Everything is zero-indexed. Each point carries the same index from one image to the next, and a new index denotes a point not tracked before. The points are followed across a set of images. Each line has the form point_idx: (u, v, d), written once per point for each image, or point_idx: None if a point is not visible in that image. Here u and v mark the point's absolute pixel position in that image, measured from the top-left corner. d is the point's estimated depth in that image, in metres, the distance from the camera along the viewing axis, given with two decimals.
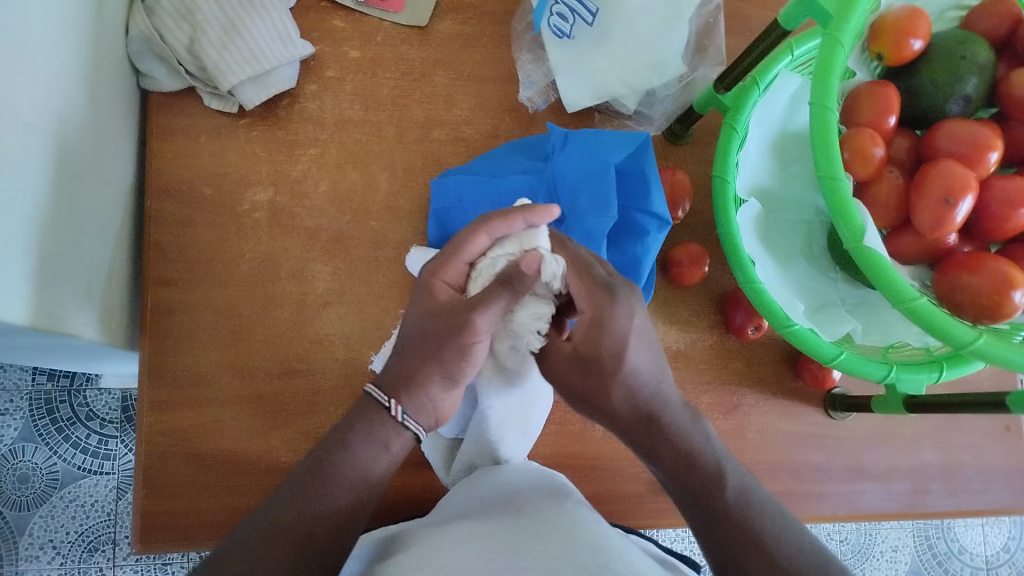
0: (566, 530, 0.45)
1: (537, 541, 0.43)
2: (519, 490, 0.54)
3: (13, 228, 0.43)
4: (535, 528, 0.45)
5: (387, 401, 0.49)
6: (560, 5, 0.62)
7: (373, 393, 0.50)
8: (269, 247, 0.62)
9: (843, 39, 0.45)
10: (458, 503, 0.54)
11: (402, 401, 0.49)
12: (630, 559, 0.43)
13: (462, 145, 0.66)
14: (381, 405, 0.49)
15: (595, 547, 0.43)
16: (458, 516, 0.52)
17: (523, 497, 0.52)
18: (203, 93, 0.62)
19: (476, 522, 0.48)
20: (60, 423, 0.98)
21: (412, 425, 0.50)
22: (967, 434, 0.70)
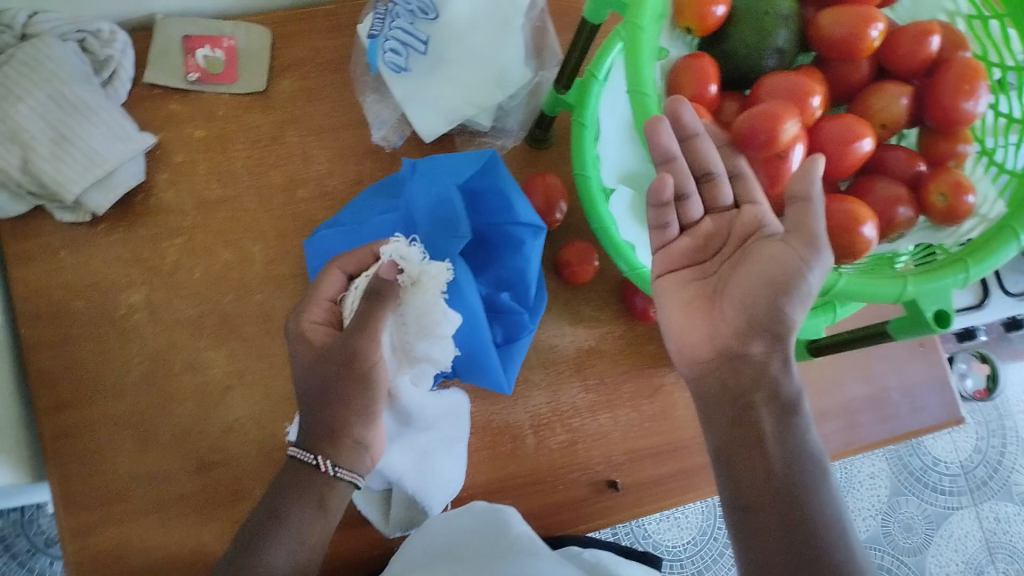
0: (499, 570, 0.49)
1: None
2: (457, 539, 0.56)
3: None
4: (472, 573, 0.49)
5: (314, 458, 0.51)
6: (391, 40, 0.62)
7: (298, 454, 0.51)
8: (157, 345, 0.61)
9: (643, 23, 0.46)
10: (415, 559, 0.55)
11: (329, 454, 0.50)
12: None
13: (329, 198, 0.66)
14: (309, 463, 0.51)
15: None
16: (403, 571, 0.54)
17: (464, 545, 0.55)
18: (52, 209, 0.61)
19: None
20: (20, 558, 0.95)
21: (345, 474, 0.51)
22: (886, 360, 0.71)
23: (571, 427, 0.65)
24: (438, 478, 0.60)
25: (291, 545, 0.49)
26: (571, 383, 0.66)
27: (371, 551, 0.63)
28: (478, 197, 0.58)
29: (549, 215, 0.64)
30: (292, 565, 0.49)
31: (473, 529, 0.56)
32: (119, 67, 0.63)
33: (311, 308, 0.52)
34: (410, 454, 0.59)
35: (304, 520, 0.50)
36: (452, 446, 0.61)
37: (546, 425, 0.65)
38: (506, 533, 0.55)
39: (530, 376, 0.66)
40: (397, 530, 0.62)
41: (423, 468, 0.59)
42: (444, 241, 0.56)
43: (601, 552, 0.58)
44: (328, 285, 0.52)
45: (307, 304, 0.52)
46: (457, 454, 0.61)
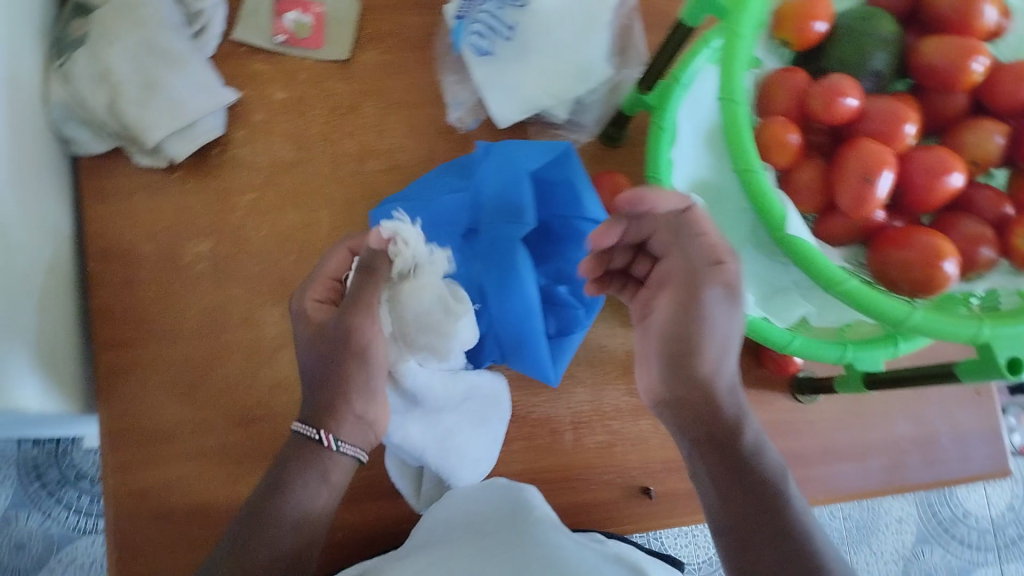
0: (522, 549, 0.47)
1: (495, 560, 0.45)
2: (480, 516, 0.55)
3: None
4: (494, 550, 0.47)
5: (316, 433, 0.49)
6: (478, 23, 0.63)
7: (301, 429, 0.49)
8: (217, 297, 0.62)
9: (743, 31, 0.45)
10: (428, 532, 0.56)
11: (333, 429, 0.49)
12: (583, 566, 0.45)
13: (398, 173, 0.66)
14: (312, 439, 0.49)
15: (551, 560, 0.45)
16: (422, 547, 0.52)
17: (484, 523, 0.53)
18: (133, 152, 0.62)
19: (438, 556, 0.48)
20: (50, 487, 0.98)
21: (348, 449, 0.50)
22: (939, 403, 0.70)
23: (610, 429, 0.66)
24: (465, 452, 0.60)
25: (296, 515, 0.48)
26: (617, 387, 0.66)
27: (400, 524, 0.64)
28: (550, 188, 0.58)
29: (614, 216, 0.64)
30: (297, 536, 0.47)
31: (494, 506, 0.55)
32: (209, 21, 0.64)
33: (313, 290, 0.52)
34: (431, 433, 0.59)
35: (311, 491, 0.48)
36: (481, 423, 0.61)
37: (585, 423, 0.65)
38: (527, 516, 0.53)
39: (576, 373, 0.66)
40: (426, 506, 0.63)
41: (450, 441, 0.60)
42: (508, 225, 0.56)
43: (622, 544, 0.57)
44: (335, 261, 0.52)
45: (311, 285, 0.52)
46: (486, 431, 0.62)
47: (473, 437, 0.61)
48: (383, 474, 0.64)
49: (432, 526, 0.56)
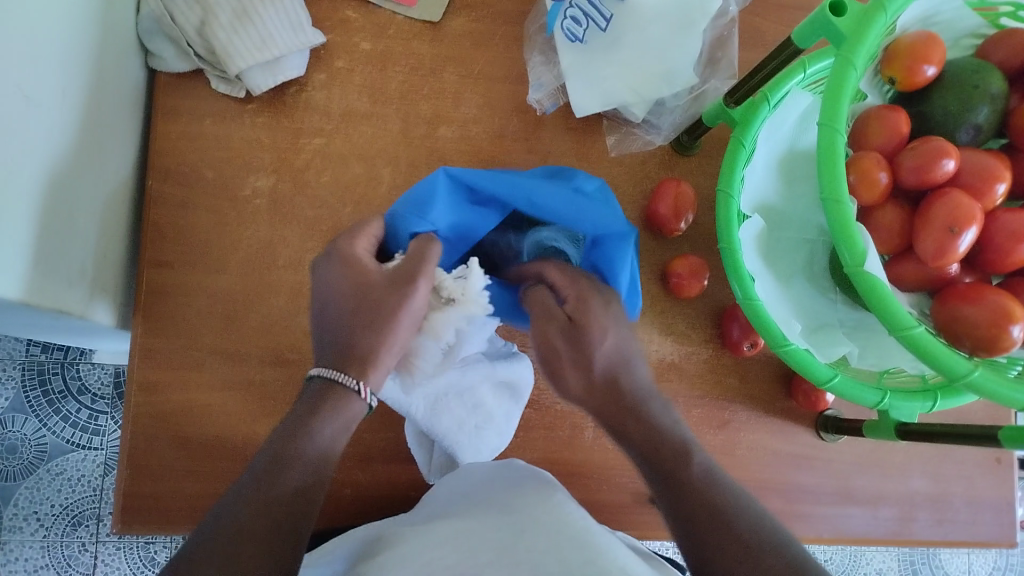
0: (550, 526, 0.45)
1: (521, 536, 0.43)
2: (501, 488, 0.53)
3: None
4: (519, 525, 0.45)
5: (356, 383, 0.44)
6: (574, 9, 0.62)
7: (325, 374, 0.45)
8: (268, 235, 0.62)
9: (856, 61, 0.44)
10: (442, 502, 0.54)
11: (371, 381, 0.45)
12: (616, 555, 0.43)
13: (467, 143, 0.66)
14: (348, 389, 0.44)
15: (580, 543, 0.43)
16: (442, 516, 0.51)
17: (507, 494, 0.51)
18: (211, 76, 0.62)
19: (457, 521, 0.48)
20: (51, 396, 0.98)
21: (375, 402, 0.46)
22: (958, 464, 0.70)
23: None
24: (470, 421, 0.58)
25: (309, 465, 0.43)
26: None
27: (407, 491, 0.63)
28: (572, 199, 0.51)
29: (673, 224, 0.64)
30: (307, 480, 0.43)
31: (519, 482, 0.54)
32: None
33: (343, 240, 0.47)
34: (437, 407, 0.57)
35: (324, 439, 0.44)
36: (488, 391, 0.58)
37: None
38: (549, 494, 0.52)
39: None
40: (434, 477, 0.62)
41: (449, 410, 0.57)
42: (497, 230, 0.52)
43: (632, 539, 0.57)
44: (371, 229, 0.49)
45: (348, 234, 0.48)
46: (493, 399, 0.59)
47: (481, 405, 0.58)
48: (401, 439, 0.63)
49: (447, 496, 0.55)
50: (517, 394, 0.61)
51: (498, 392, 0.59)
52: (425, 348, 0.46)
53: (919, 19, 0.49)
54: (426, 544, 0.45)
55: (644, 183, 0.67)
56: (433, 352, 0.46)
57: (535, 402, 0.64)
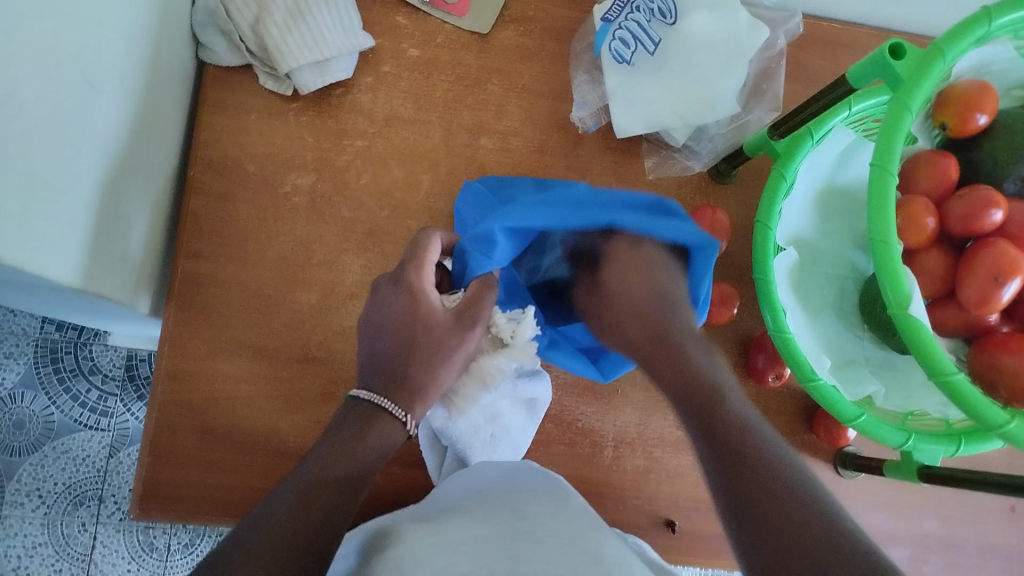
0: (565, 538, 0.44)
1: (538, 548, 0.43)
2: (519, 485, 0.52)
3: (51, 180, 0.43)
4: (535, 535, 0.45)
5: (402, 414, 0.48)
6: (623, 31, 0.63)
7: (364, 395, 0.49)
8: (305, 232, 0.62)
9: (912, 104, 0.45)
10: (454, 498, 0.54)
11: (417, 412, 0.49)
12: (629, 567, 0.43)
13: (507, 155, 0.66)
14: (395, 418, 0.48)
15: (596, 555, 0.43)
16: (453, 514, 0.51)
17: (520, 499, 0.50)
18: (260, 72, 0.63)
19: (470, 524, 0.47)
20: (62, 374, 0.98)
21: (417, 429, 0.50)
22: (972, 509, 0.70)
23: (650, 455, 0.65)
24: (485, 430, 0.58)
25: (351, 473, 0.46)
26: (665, 416, 0.66)
27: (423, 497, 0.63)
28: (641, 223, 0.54)
29: None
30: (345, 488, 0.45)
31: (534, 488, 0.53)
32: None
33: (413, 273, 0.51)
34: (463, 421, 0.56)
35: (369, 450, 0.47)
36: (508, 403, 0.58)
37: (628, 444, 0.65)
38: (566, 503, 0.51)
39: (630, 393, 0.66)
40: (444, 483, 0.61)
41: (470, 418, 0.56)
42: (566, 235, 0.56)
43: (640, 542, 0.57)
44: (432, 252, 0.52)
45: (415, 264, 0.51)
46: (511, 409, 0.59)
47: (499, 415, 0.58)
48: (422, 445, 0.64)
49: (452, 498, 0.54)
50: (532, 409, 0.61)
51: (517, 403, 0.59)
52: (469, 389, 0.51)
53: (973, 68, 0.49)
54: (439, 545, 0.44)
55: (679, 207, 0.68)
56: (476, 392, 0.52)
57: (557, 417, 0.64)
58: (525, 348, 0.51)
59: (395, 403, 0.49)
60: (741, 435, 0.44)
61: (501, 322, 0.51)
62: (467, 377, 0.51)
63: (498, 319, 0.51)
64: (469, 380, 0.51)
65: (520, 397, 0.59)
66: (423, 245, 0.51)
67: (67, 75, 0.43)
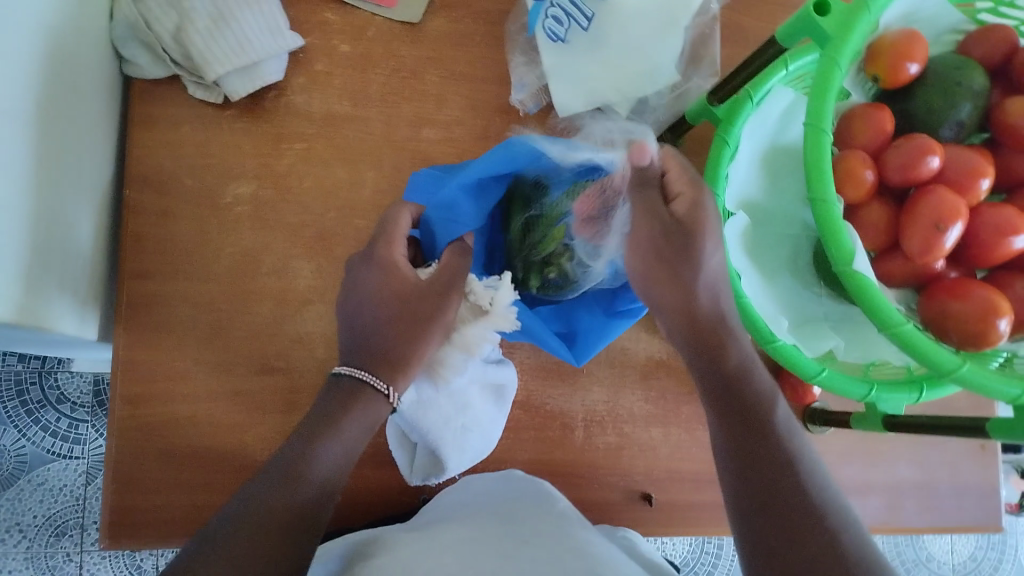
0: (554, 537, 0.45)
1: (525, 546, 0.43)
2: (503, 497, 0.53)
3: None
4: (523, 534, 0.45)
5: (385, 387, 0.48)
6: (555, 9, 0.62)
7: (350, 372, 0.48)
8: (252, 242, 0.61)
9: (840, 60, 0.44)
10: (440, 509, 0.55)
11: (399, 387, 0.49)
12: (615, 563, 0.44)
13: (451, 144, 0.65)
14: (377, 391, 0.48)
15: (581, 552, 0.43)
16: (442, 522, 0.51)
17: (510, 505, 0.51)
18: (187, 81, 0.61)
19: (459, 528, 0.48)
20: (29, 406, 0.96)
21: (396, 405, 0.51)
22: (943, 452, 0.71)
23: (622, 431, 0.66)
24: (456, 420, 0.57)
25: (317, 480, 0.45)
26: (633, 390, 0.66)
27: (399, 496, 0.63)
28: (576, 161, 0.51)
29: None
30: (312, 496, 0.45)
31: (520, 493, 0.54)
32: None
33: (383, 247, 0.51)
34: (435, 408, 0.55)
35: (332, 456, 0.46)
36: (476, 390, 0.58)
37: (599, 422, 0.65)
38: (553, 506, 0.52)
39: (597, 371, 0.66)
40: (417, 479, 0.61)
41: (438, 407, 0.56)
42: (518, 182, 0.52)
43: (622, 536, 0.58)
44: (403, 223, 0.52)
45: (386, 239, 0.51)
46: (480, 397, 0.58)
47: (469, 404, 0.57)
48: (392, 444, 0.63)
49: (445, 505, 0.55)
50: (500, 397, 0.60)
51: (484, 391, 0.59)
52: (452, 357, 0.52)
53: (902, 17, 0.49)
54: (428, 548, 0.45)
55: None
56: (460, 362, 0.52)
57: (526, 403, 0.64)
58: (507, 316, 0.50)
59: (377, 375, 0.49)
60: (767, 440, 0.46)
61: (477, 287, 0.51)
62: (448, 346, 0.51)
63: (474, 284, 0.51)
64: (452, 347, 0.51)
65: (487, 384, 0.59)
66: (392, 221, 0.52)
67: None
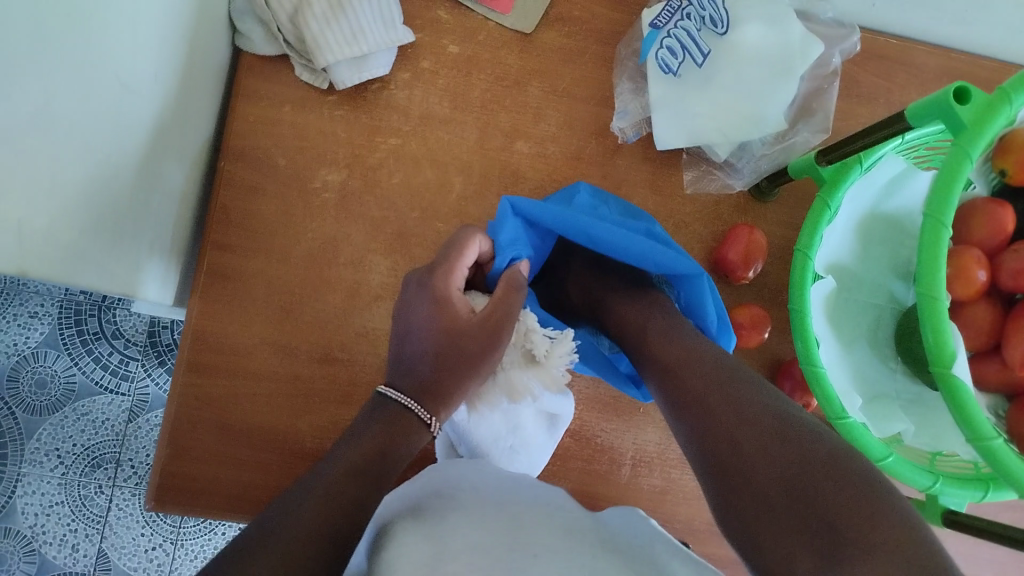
0: (567, 553, 0.41)
1: (534, 562, 0.39)
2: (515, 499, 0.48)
3: (82, 186, 0.42)
4: (531, 548, 0.41)
5: (429, 417, 0.48)
6: (671, 39, 0.62)
7: (389, 395, 0.48)
8: (333, 230, 0.61)
9: (973, 153, 0.42)
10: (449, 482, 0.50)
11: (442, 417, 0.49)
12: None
13: (543, 161, 0.65)
14: (421, 420, 0.48)
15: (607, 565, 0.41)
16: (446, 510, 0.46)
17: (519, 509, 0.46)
18: (296, 63, 0.61)
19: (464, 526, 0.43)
20: (85, 336, 0.97)
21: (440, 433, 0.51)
22: (993, 551, 0.68)
23: (668, 476, 0.65)
24: (505, 439, 0.56)
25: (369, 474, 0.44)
26: None
27: None
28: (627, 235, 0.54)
29: (741, 271, 0.62)
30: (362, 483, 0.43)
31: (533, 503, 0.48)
32: None
33: (441, 274, 0.51)
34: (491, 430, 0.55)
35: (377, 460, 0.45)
36: (531, 415, 0.56)
37: (646, 464, 0.64)
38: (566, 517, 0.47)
39: (652, 412, 0.65)
40: None
41: (491, 423, 0.55)
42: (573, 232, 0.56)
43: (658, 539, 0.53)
44: (465, 254, 0.52)
45: (444, 269, 0.51)
46: (532, 422, 0.57)
47: (519, 425, 0.56)
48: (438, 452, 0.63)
49: (447, 481, 0.51)
50: (553, 425, 0.58)
51: (538, 416, 0.57)
52: (493, 393, 0.52)
53: None
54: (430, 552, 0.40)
55: (715, 226, 0.66)
56: (500, 398, 0.52)
57: (576, 432, 0.64)
58: (555, 374, 0.51)
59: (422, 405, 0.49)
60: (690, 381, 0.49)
61: (533, 335, 0.52)
62: (492, 381, 0.52)
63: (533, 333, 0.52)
64: (496, 385, 0.52)
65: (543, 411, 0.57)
66: (455, 249, 0.52)
67: (99, 77, 0.42)
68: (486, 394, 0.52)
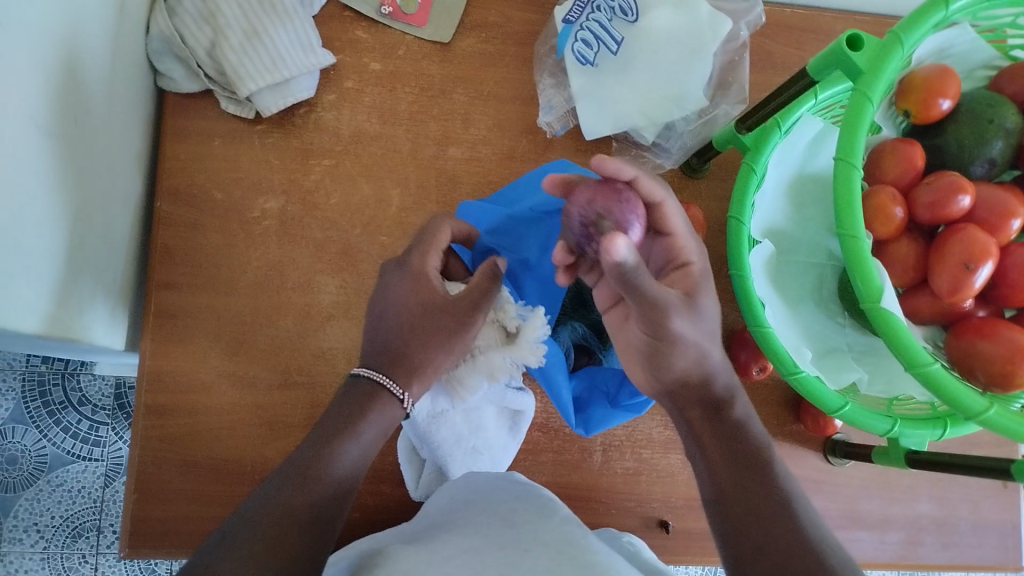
0: (554, 546, 0.42)
1: (527, 555, 0.41)
2: (503, 499, 0.49)
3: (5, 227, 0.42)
4: (523, 544, 0.42)
5: (401, 392, 0.48)
6: (585, 32, 0.63)
7: (363, 374, 0.49)
8: (277, 256, 0.62)
9: (872, 95, 0.44)
10: (442, 512, 0.51)
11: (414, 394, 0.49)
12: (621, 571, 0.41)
13: (476, 165, 0.66)
14: (393, 395, 0.48)
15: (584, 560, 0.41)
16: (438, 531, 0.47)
17: (508, 509, 0.47)
18: (220, 97, 0.62)
19: (457, 539, 0.44)
20: (51, 407, 0.95)
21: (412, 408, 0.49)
22: (964, 488, 0.69)
23: (640, 457, 0.65)
24: (468, 440, 0.57)
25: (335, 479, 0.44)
26: (652, 416, 0.65)
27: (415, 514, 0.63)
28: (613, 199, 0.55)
29: None
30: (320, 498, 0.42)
31: (520, 497, 0.49)
32: None
33: (417, 256, 0.50)
34: (452, 432, 0.56)
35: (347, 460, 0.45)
36: (492, 414, 0.57)
37: (616, 447, 0.65)
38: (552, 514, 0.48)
39: None
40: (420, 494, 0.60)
41: (452, 425, 0.55)
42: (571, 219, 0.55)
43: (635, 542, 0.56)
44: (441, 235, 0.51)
45: (420, 248, 0.50)
46: (494, 422, 0.58)
47: (483, 426, 0.57)
48: None
49: (441, 508, 0.51)
50: (516, 425, 0.59)
51: (499, 416, 0.58)
52: (472, 375, 0.50)
53: (934, 53, 0.49)
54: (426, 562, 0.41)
55: None
56: (479, 381, 0.51)
57: (544, 425, 0.64)
58: (532, 348, 0.49)
59: (393, 379, 0.48)
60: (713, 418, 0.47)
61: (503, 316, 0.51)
62: (467, 364, 0.50)
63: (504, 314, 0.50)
64: (473, 368, 0.50)
65: (503, 410, 0.58)
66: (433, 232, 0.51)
67: (14, 121, 0.42)
68: (464, 378, 0.51)
